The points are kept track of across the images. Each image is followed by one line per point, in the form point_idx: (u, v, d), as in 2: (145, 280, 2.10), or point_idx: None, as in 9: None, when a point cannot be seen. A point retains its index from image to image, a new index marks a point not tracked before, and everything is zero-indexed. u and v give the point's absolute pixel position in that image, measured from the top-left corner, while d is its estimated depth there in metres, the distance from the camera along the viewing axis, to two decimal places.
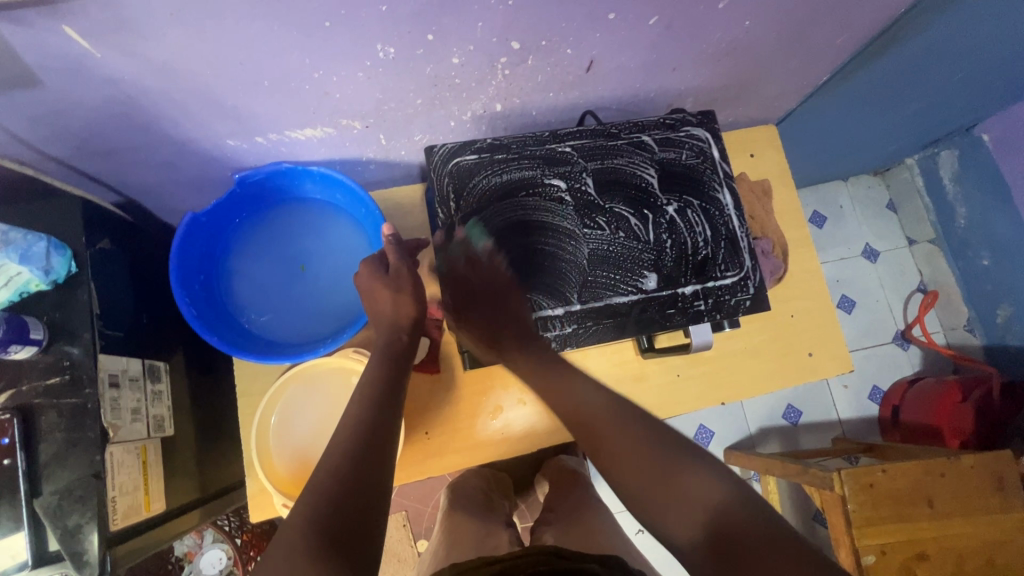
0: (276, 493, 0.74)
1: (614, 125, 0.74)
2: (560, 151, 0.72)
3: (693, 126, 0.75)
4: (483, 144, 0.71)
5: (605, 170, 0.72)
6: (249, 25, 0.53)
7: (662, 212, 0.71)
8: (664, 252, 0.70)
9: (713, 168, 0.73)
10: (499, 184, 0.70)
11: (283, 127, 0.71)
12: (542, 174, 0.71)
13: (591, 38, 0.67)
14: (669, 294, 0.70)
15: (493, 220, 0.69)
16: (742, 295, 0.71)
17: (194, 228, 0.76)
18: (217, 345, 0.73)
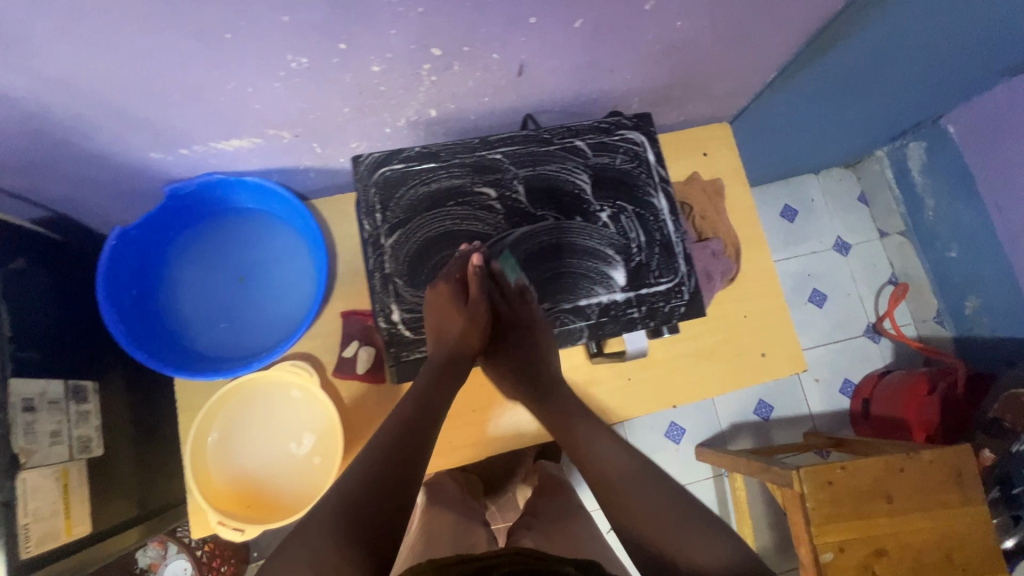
0: (212, 510, 0.73)
1: (547, 129, 0.72)
2: (489, 158, 0.70)
3: (628, 130, 0.73)
4: (411, 153, 0.69)
5: (537, 177, 0.70)
6: (143, 38, 0.51)
7: (594, 220, 0.70)
8: (597, 260, 0.70)
9: (650, 172, 0.72)
10: (427, 194, 0.68)
11: (205, 139, 0.69)
12: (471, 182, 0.69)
13: (516, 43, 0.65)
14: (601, 303, 0.70)
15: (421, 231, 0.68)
16: (676, 300, 0.71)
17: (122, 242, 0.74)
18: (146, 363, 0.71)
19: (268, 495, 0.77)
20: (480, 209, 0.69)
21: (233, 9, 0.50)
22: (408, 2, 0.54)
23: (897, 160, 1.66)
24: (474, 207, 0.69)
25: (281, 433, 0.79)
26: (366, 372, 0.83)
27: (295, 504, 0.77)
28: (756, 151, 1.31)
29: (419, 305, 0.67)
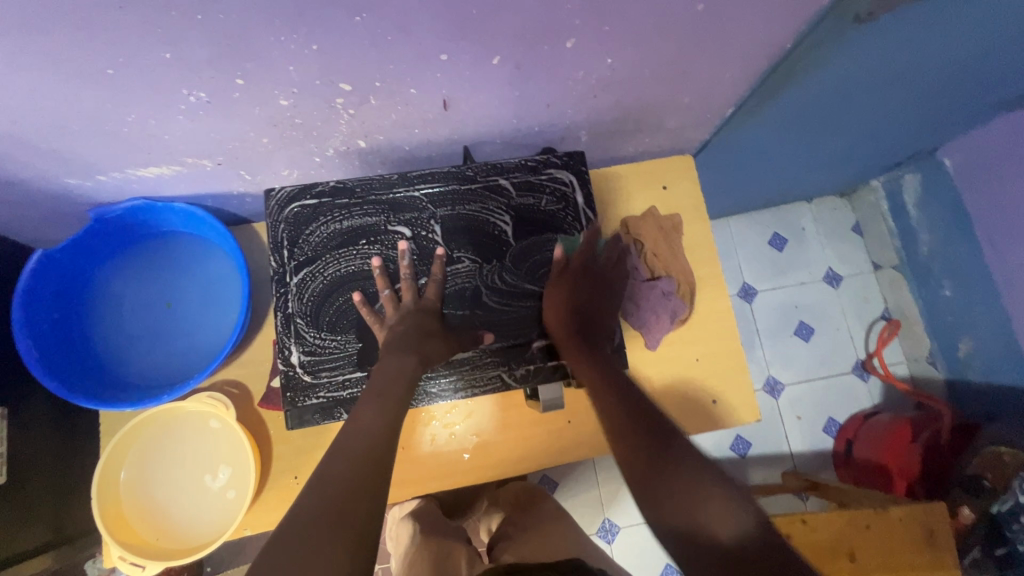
0: (114, 543, 0.71)
1: (471, 167, 0.77)
2: (408, 196, 0.75)
3: (555, 170, 0.78)
4: (325, 188, 0.74)
5: (455, 217, 0.76)
6: (22, 74, 0.50)
7: (507, 264, 0.76)
8: (504, 304, 0.76)
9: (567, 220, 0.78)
10: (340, 231, 0.74)
11: (121, 166, 0.68)
12: (386, 220, 0.75)
13: (433, 78, 0.63)
14: (503, 345, 0.75)
15: (332, 267, 0.73)
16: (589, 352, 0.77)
17: (43, 267, 0.73)
18: (57, 391, 0.70)
19: (177, 528, 0.76)
20: (391, 248, 0.75)
21: (108, 46, 0.49)
22: (299, 39, 0.52)
23: (892, 192, 1.59)
24: (386, 246, 0.75)
25: (197, 464, 0.78)
26: None
27: (204, 539, 0.75)
28: (733, 181, 1.26)
29: (320, 346, 0.72)
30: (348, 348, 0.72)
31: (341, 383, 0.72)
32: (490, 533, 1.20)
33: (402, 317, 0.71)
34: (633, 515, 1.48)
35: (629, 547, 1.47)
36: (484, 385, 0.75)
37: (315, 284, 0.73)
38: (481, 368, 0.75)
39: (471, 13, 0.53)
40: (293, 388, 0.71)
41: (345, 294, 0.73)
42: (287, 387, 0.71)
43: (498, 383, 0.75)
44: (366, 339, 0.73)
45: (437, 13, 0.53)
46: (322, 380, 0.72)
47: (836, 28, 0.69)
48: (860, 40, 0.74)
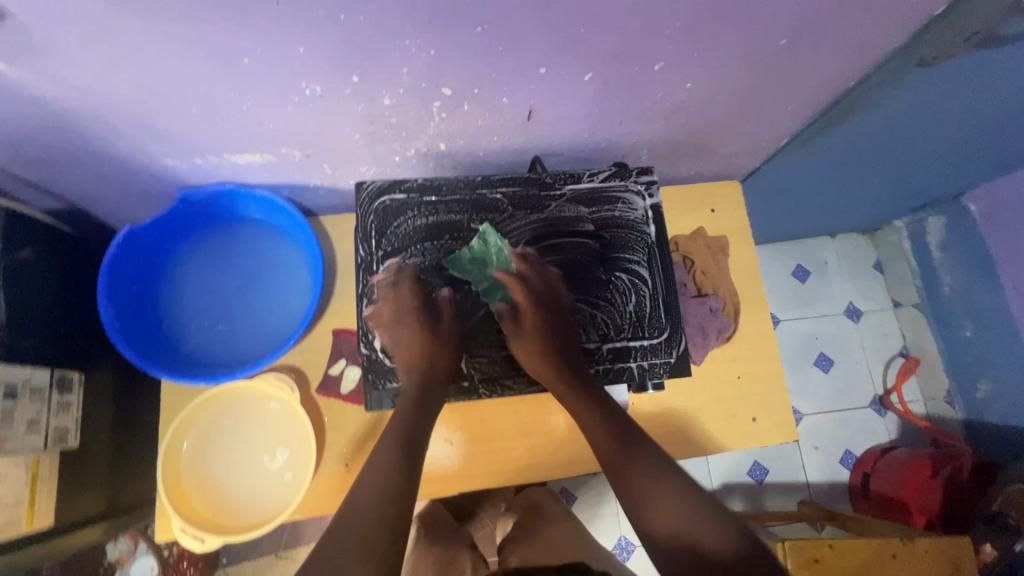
0: (175, 515, 0.73)
1: (549, 174, 0.80)
2: (490, 198, 0.78)
3: (628, 183, 0.81)
4: (413, 185, 0.77)
5: (532, 220, 0.78)
6: (165, 56, 0.54)
7: (580, 269, 0.78)
8: (572, 306, 0.77)
9: (639, 229, 0.80)
10: (423, 225, 0.77)
11: (220, 151, 0.72)
12: (468, 219, 0.78)
13: (526, 90, 0.67)
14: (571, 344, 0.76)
15: (416, 259, 0.76)
16: (659, 359, 0.77)
17: (130, 242, 0.76)
18: (135, 361, 0.73)
19: (231, 507, 0.77)
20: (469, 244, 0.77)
21: (253, 38, 0.53)
22: (421, 45, 0.57)
23: (915, 232, 1.63)
24: (466, 243, 0.77)
25: (254, 445, 0.79)
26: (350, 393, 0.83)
27: (258, 519, 0.77)
28: (768, 210, 1.31)
29: (400, 334, 0.74)
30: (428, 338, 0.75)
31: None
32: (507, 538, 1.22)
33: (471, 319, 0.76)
34: (649, 534, 1.49)
35: (645, 568, 1.47)
36: (551, 383, 0.77)
37: (398, 274, 0.76)
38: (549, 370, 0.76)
39: (578, 31, 0.58)
40: (376, 371, 0.74)
41: (424, 286, 0.76)
42: (370, 369, 0.75)
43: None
44: (440, 331, 0.74)
45: (548, 29, 0.57)
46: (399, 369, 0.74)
47: (899, 70, 0.74)
48: (918, 83, 0.79)
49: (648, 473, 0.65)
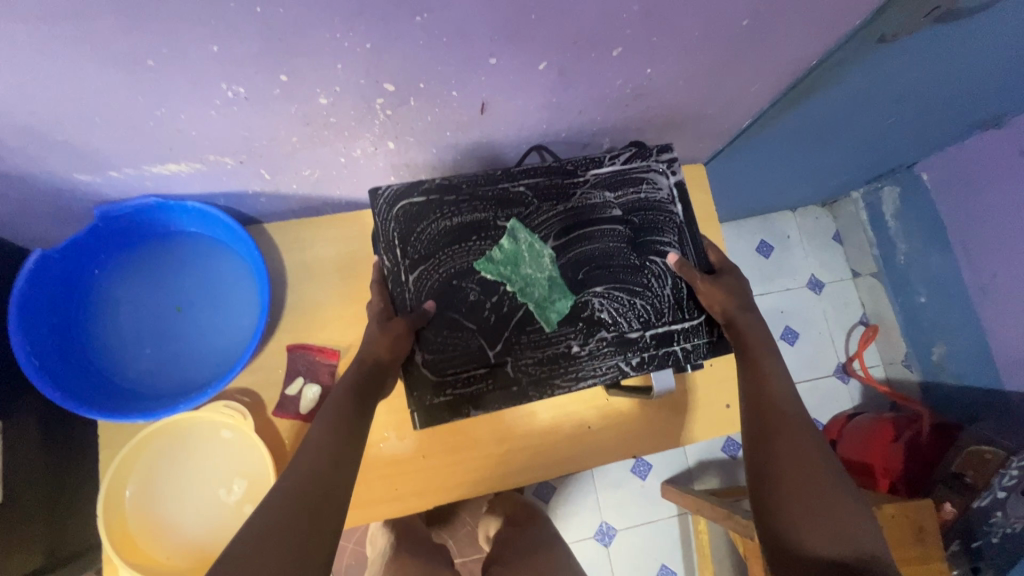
0: (122, 564, 0.67)
1: (570, 160, 0.70)
2: (513, 190, 0.67)
3: (650, 163, 0.71)
4: (430, 184, 0.66)
5: (563, 210, 0.68)
6: (51, 59, 0.47)
7: (615, 257, 0.68)
8: (612, 295, 0.66)
9: (668, 210, 0.70)
10: (445, 227, 0.66)
11: (138, 162, 0.64)
12: (494, 216, 0.67)
13: (476, 82, 0.62)
14: (616, 334, 0.66)
15: (447, 265, 0.65)
16: (701, 339, 0.68)
17: (44, 267, 0.68)
18: (61, 403, 0.66)
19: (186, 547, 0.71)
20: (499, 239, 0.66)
21: (155, 35, 0.46)
22: (353, 38, 0.50)
23: (872, 203, 1.66)
24: (496, 242, 0.66)
25: (207, 479, 0.74)
26: (306, 412, 0.81)
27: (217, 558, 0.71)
28: (731, 190, 1.30)
29: (440, 347, 0.63)
30: (470, 345, 0.64)
31: (470, 378, 0.63)
32: (487, 538, 1.20)
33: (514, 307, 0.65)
34: (629, 516, 1.51)
35: (626, 550, 1.49)
36: (603, 376, 0.65)
37: (431, 284, 0.64)
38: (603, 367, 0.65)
39: (529, 18, 0.53)
40: (418, 391, 0.63)
41: (456, 290, 0.65)
42: (414, 389, 0.62)
43: (616, 373, 0.65)
44: (480, 336, 0.64)
45: (496, 18, 0.52)
46: (436, 387, 0.63)
47: (859, 47, 0.72)
48: (877, 60, 0.77)
49: (792, 400, 0.61)
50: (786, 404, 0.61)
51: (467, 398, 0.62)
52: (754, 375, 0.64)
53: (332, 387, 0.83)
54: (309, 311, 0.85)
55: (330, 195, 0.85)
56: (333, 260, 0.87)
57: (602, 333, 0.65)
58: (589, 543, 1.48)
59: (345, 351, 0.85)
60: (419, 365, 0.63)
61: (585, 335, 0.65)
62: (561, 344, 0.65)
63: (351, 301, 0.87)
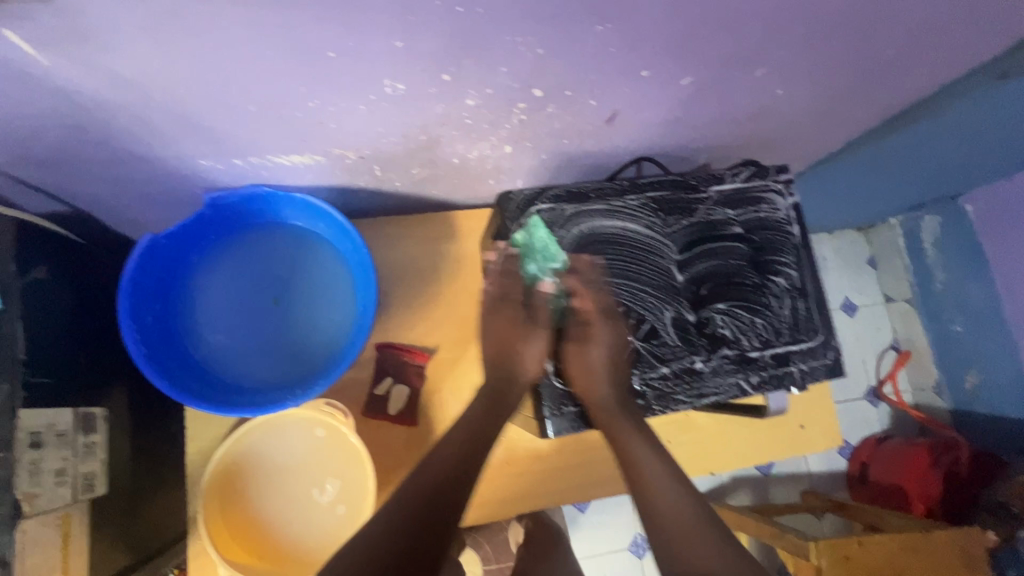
0: (222, 562, 0.65)
1: (692, 176, 0.71)
2: (639, 202, 0.68)
3: (766, 183, 0.72)
4: (561, 192, 0.67)
5: (685, 225, 0.69)
6: (237, 47, 0.45)
7: (736, 275, 0.68)
8: (733, 313, 0.67)
9: (785, 231, 0.71)
10: (574, 234, 0.66)
11: (266, 152, 0.63)
12: (621, 227, 0.67)
13: (618, 93, 0.62)
14: (737, 352, 0.66)
15: (577, 275, 0.66)
16: (816, 361, 0.69)
17: (152, 251, 0.67)
18: (168, 392, 0.64)
19: (282, 546, 0.70)
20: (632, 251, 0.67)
21: (348, 29, 0.45)
22: (531, 42, 0.50)
23: (911, 229, 1.68)
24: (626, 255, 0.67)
25: (303, 477, 0.72)
26: (395, 414, 0.80)
27: (313, 559, 0.70)
28: None
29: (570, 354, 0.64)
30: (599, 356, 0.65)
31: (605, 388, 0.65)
32: None
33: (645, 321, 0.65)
34: None
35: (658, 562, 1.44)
36: (723, 393, 0.65)
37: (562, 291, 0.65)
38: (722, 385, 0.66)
39: (698, 33, 0.53)
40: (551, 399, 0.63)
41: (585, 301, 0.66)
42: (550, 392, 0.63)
43: (736, 391, 0.66)
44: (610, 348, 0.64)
45: (669, 32, 0.52)
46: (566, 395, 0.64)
47: (976, 84, 0.73)
48: (988, 102, 0.77)
49: (651, 460, 0.59)
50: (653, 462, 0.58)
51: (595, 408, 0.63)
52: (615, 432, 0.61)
53: (421, 389, 0.82)
54: (398, 309, 0.84)
55: (427, 194, 0.84)
56: (424, 260, 0.86)
57: (724, 350, 0.66)
58: (623, 555, 1.44)
59: (433, 352, 0.84)
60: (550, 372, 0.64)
61: (707, 352, 0.66)
62: (685, 360, 0.65)
63: (439, 302, 0.85)
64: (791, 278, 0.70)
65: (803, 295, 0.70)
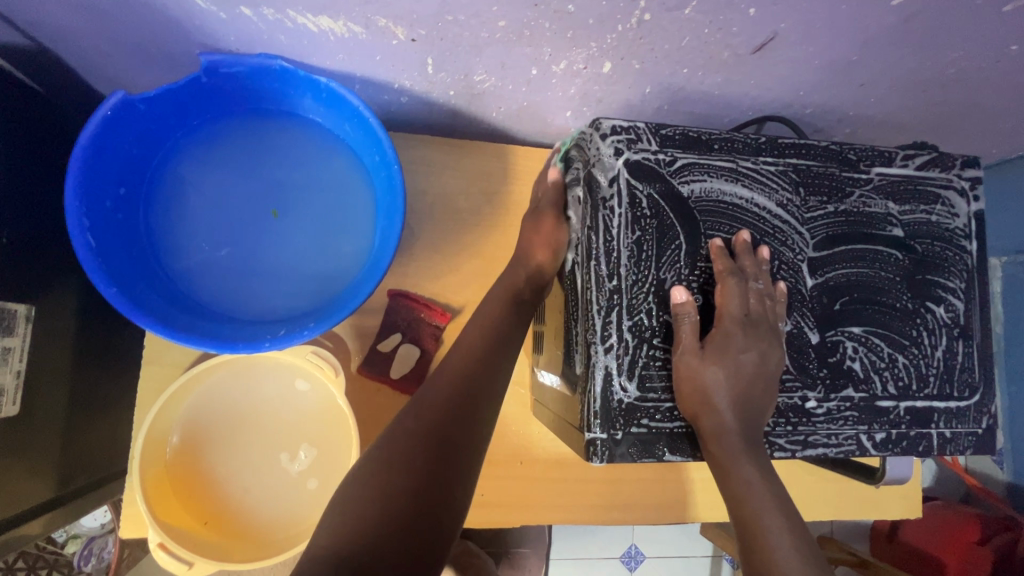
0: (152, 524, 0.51)
1: (851, 146, 0.51)
2: (776, 170, 0.49)
3: (948, 178, 0.53)
4: (675, 132, 0.48)
5: (829, 211, 0.50)
6: None
7: (883, 293, 0.50)
8: (870, 343, 0.49)
9: (958, 245, 0.52)
10: (682, 194, 0.47)
11: (288, 3, 0.45)
12: (745, 200, 0.49)
13: (792, 0, 0.44)
14: (865, 396, 0.49)
15: (671, 254, 0.47)
16: (963, 427, 0.51)
17: (125, 115, 0.51)
18: (114, 301, 0.49)
19: (233, 514, 0.56)
20: (756, 235, 0.49)
21: None
22: None
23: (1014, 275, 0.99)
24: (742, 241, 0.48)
25: (271, 435, 0.58)
26: (399, 379, 0.65)
27: (266, 537, 0.56)
28: None
29: (644, 363, 0.45)
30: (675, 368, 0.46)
31: (677, 412, 0.46)
32: (511, 553, 1.04)
33: (753, 335, 0.46)
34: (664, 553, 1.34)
35: None
36: (837, 446, 0.48)
37: (644, 274, 0.46)
38: (839, 434, 0.48)
39: None
40: (602, 419, 0.45)
41: (665, 293, 0.46)
42: (598, 407, 0.44)
43: (853, 448, 0.49)
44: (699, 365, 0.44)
45: None
46: (626, 419, 0.45)
47: None
48: None
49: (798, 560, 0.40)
50: None
51: (663, 438, 0.46)
52: (751, 529, 0.42)
53: (434, 356, 0.66)
54: (424, 253, 0.68)
55: (483, 115, 0.66)
56: (463, 198, 0.69)
57: (849, 390, 0.49)
58: (612, 565, 1.21)
59: (456, 314, 0.67)
60: (610, 385, 0.45)
61: (825, 388, 0.48)
62: (794, 394, 0.48)
63: (472, 253, 0.69)
64: (954, 311, 0.51)
65: (965, 336, 0.51)
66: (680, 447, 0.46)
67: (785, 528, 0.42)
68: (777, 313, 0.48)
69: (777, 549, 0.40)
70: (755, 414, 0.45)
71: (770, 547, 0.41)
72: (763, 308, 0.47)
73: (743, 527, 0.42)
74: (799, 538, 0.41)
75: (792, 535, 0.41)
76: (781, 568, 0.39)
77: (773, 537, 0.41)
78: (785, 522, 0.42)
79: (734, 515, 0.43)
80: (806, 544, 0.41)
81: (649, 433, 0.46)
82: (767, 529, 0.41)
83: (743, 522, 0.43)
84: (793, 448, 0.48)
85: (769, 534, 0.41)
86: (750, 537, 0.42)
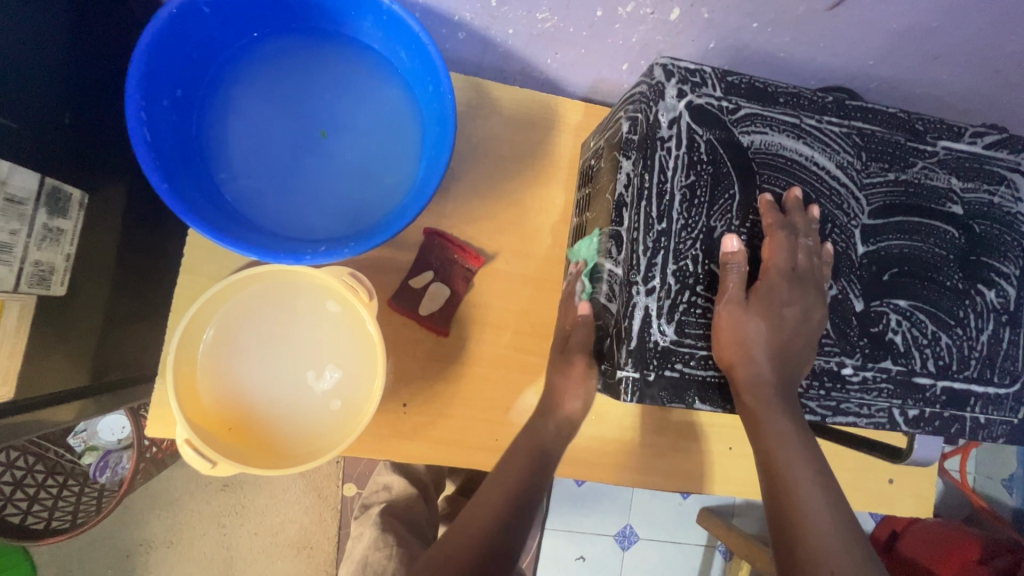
0: (180, 419, 0.53)
1: (919, 117, 0.50)
2: (838, 131, 0.48)
3: (1017, 161, 0.51)
4: (741, 81, 0.47)
5: (888, 180, 0.49)
6: None
7: (935, 270, 0.49)
8: (914, 317, 0.48)
9: (1018, 230, 0.51)
10: (741, 144, 0.46)
11: None
12: (803, 159, 0.48)
13: None
14: (902, 370, 0.48)
15: (721, 204, 0.46)
16: (998, 415, 0.50)
17: (189, 15, 0.51)
18: (163, 196, 0.49)
19: (256, 425, 0.57)
20: (810, 194, 0.48)
21: None
22: None
23: None
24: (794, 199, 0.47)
25: (299, 352, 0.59)
26: (426, 316, 0.65)
27: (287, 449, 0.57)
28: None
29: (683, 309, 0.45)
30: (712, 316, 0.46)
31: (711, 361, 0.45)
32: None
33: (795, 293, 0.45)
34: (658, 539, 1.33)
35: (643, 560, 1.22)
36: (868, 417, 0.48)
37: (692, 220, 0.45)
38: (871, 405, 0.48)
39: None
40: (636, 358, 0.44)
41: (712, 243, 0.46)
42: (633, 346, 0.44)
43: (883, 420, 0.48)
44: (739, 316, 0.44)
45: None
46: (660, 362, 0.45)
47: None
48: None
49: (821, 508, 0.41)
50: (832, 535, 0.40)
51: (694, 385, 0.46)
52: (779, 479, 0.43)
53: (463, 298, 0.66)
54: (463, 195, 0.68)
55: (537, 61, 0.65)
56: (507, 145, 0.68)
57: (887, 362, 0.48)
58: (606, 542, 1.21)
59: (489, 259, 0.67)
60: (647, 325, 0.44)
61: (862, 357, 0.48)
62: (831, 359, 0.48)
63: (511, 202, 0.68)
64: (1005, 296, 0.50)
65: (1013, 322, 0.50)
66: (710, 395, 0.46)
67: (812, 478, 0.43)
68: (823, 277, 0.47)
69: (806, 501, 0.42)
70: (793, 369, 0.45)
71: (799, 498, 0.42)
72: (808, 269, 0.46)
73: (771, 476, 0.44)
74: (826, 489, 0.42)
75: (818, 484, 0.42)
76: (807, 521, 0.41)
77: (799, 487, 0.42)
78: (813, 474, 0.43)
79: (762, 464, 0.44)
80: (831, 495, 0.42)
81: (681, 377, 0.45)
82: (796, 480, 0.42)
83: (771, 472, 0.44)
84: (823, 413, 0.48)
85: (798, 485, 0.42)
86: (776, 483, 0.43)
